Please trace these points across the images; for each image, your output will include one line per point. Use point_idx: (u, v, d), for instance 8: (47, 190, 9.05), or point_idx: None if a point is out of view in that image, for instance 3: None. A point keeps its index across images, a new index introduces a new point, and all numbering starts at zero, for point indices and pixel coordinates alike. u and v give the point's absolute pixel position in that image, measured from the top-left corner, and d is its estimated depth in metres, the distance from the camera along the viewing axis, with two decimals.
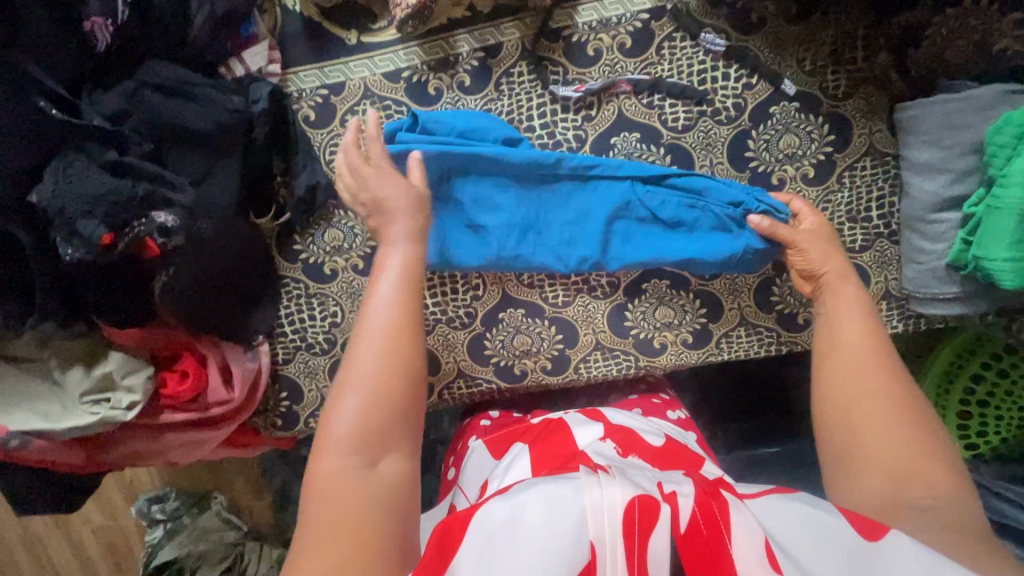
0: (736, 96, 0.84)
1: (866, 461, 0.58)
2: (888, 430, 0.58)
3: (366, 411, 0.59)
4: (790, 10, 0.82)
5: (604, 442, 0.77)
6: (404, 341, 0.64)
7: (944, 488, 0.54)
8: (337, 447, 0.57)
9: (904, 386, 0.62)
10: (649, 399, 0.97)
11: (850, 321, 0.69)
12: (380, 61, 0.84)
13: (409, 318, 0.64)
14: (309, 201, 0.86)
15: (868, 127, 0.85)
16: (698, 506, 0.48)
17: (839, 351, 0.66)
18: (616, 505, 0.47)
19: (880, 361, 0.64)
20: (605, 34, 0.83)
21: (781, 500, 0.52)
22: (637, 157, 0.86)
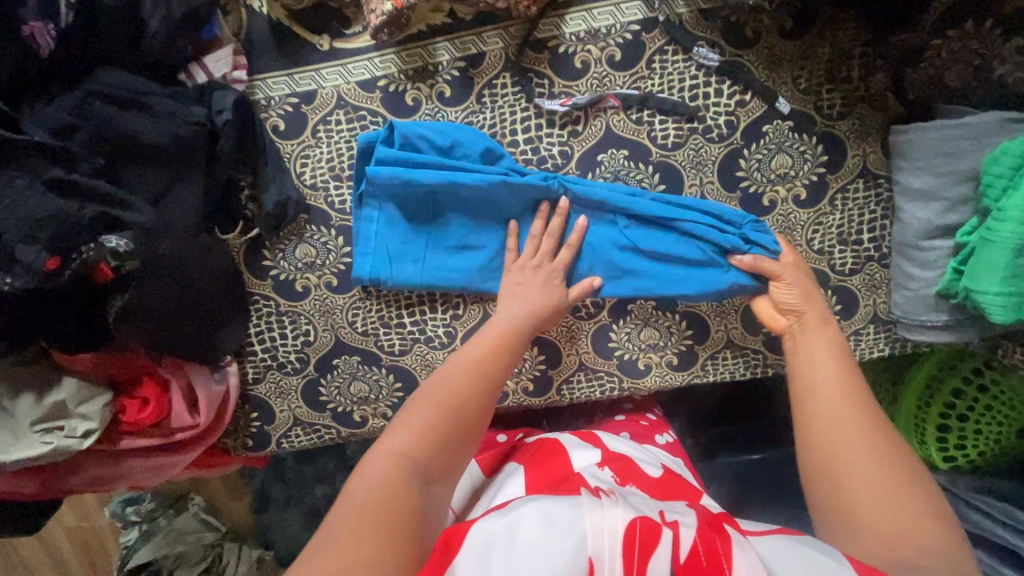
0: (729, 114, 0.81)
1: (856, 519, 0.54)
2: (873, 483, 0.55)
3: (441, 429, 0.60)
4: (785, 26, 0.78)
5: (602, 468, 0.74)
6: (474, 395, 0.64)
7: (936, 545, 0.51)
8: (396, 452, 0.57)
9: (887, 434, 0.59)
10: (636, 421, 0.95)
11: (829, 364, 0.67)
12: (354, 68, 0.79)
13: (490, 371, 0.66)
14: (279, 217, 0.81)
15: (862, 148, 0.82)
16: (700, 537, 0.46)
17: (817, 397, 0.64)
18: (617, 526, 0.45)
19: (860, 406, 0.62)
20: (593, 46, 0.79)
21: (790, 542, 0.48)
22: (625, 175, 0.82)
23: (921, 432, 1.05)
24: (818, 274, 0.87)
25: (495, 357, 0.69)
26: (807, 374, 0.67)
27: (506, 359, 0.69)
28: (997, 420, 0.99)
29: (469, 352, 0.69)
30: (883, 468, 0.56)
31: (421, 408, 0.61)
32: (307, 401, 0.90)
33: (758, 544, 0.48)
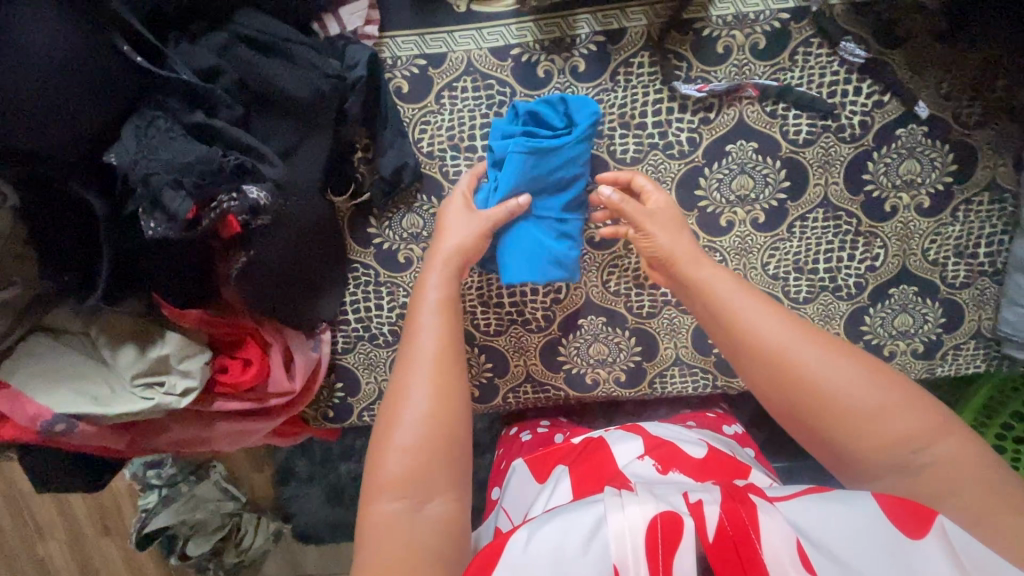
0: (865, 114, 0.79)
1: (860, 448, 0.51)
2: (856, 396, 0.51)
3: (422, 437, 0.52)
4: (937, 26, 0.76)
5: (643, 460, 0.73)
6: (451, 377, 0.57)
7: (942, 430, 0.50)
8: (390, 472, 0.51)
9: (822, 340, 0.55)
10: (703, 413, 0.92)
11: (750, 300, 0.59)
12: (489, 33, 0.75)
13: (455, 347, 0.60)
14: (392, 183, 0.78)
15: (993, 161, 0.81)
16: (725, 512, 0.44)
17: (746, 330, 0.57)
18: (638, 526, 0.44)
19: (800, 331, 0.56)
20: (739, 32, 0.76)
21: (819, 499, 0.46)
22: (750, 169, 0.80)
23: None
24: (928, 285, 0.86)
25: (449, 323, 0.61)
26: (727, 314, 0.59)
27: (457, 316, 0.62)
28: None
29: (420, 341, 0.59)
30: (858, 380, 0.52)
31: (402, 411, 0.54)
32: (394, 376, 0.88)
33: (785, 509, 0.45)
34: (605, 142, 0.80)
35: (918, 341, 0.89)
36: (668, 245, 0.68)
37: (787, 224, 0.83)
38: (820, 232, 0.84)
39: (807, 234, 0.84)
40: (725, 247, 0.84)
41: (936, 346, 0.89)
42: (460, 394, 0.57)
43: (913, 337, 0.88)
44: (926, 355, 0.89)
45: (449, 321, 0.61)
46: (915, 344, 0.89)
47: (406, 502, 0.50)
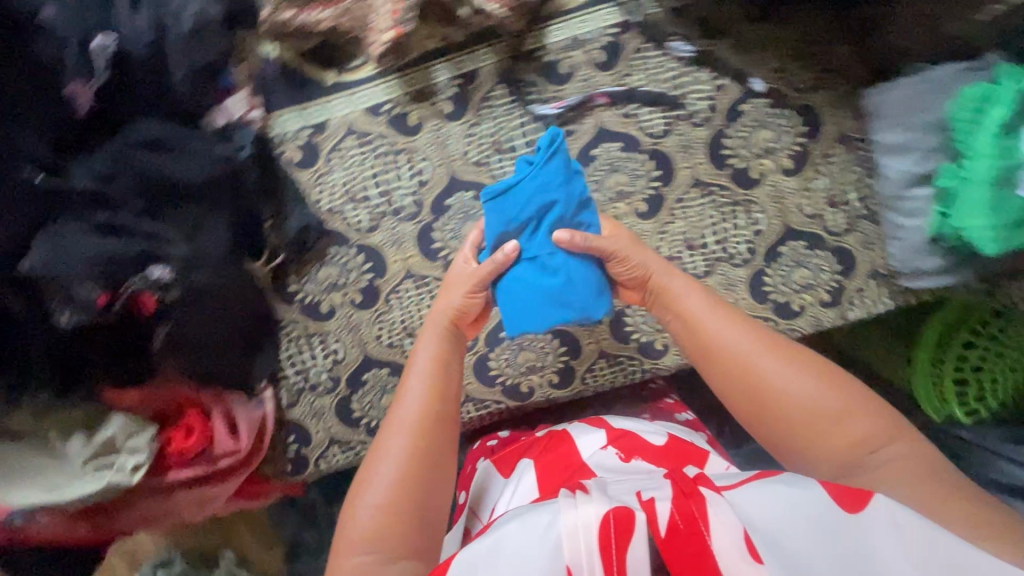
0: (709, 98, 0.87)
1: (819, 446, 0.61)
2: (816, 400, 0.63)
3: (391, 501, 0.61)
4: (751, 12, 0.85)
5: (606, 451, 0.77)
6: (429, 448, 0.66)
7: (888, 438, 0.60)
8: (364, 525, 0.60)
9: (798, 356, 0.66)
10: (658, 403, 0.97)
11: (723, 321, 0.70)
12: (361, 97, 0.85)
13: (438, 418, 0.68)
14: (301, 241, 0.88)
15: (837, 116, 0.88)
16: (676, 506, 0.46)
17: (723, 348, 0.68)
18: (591, 521, 0.46)
19: (767, 348, 0.67)
20: (577, 52, 0.85)
21: (766, 485, 0.49)
22: (620, 166, 0.88)
23: (938, 389, 0.99)
24: (815, 237, 0.92)
25: (433, 396, 0.69)
26: (704, 333, 0.70)
27: (447, 392, 0.71)
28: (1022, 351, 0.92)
29: (404, 415, 0.68)
30: (822, 391, 0.63)
31: (373, 482, 0.63)
32: (341, 419, 0.93)
33: (734, 499, 0.48)
34: (485, 168, 0.88)
35: (822, 291, 0.93)
36: (648, 262, 0.75)
37: (667, 208, 0.90)
38: (700, 210, 0.91)
39: (688, 214, 0.91)
40: None
41: (840, 292, 0.93)
42: (435, 464, 0.65)
43: (816, 288, 0.93)
44: (833, 303, 0.94)
45: (433, 395, 0.69)
46: (820, 294, 0.93)
47: (374, 554, 0.59)
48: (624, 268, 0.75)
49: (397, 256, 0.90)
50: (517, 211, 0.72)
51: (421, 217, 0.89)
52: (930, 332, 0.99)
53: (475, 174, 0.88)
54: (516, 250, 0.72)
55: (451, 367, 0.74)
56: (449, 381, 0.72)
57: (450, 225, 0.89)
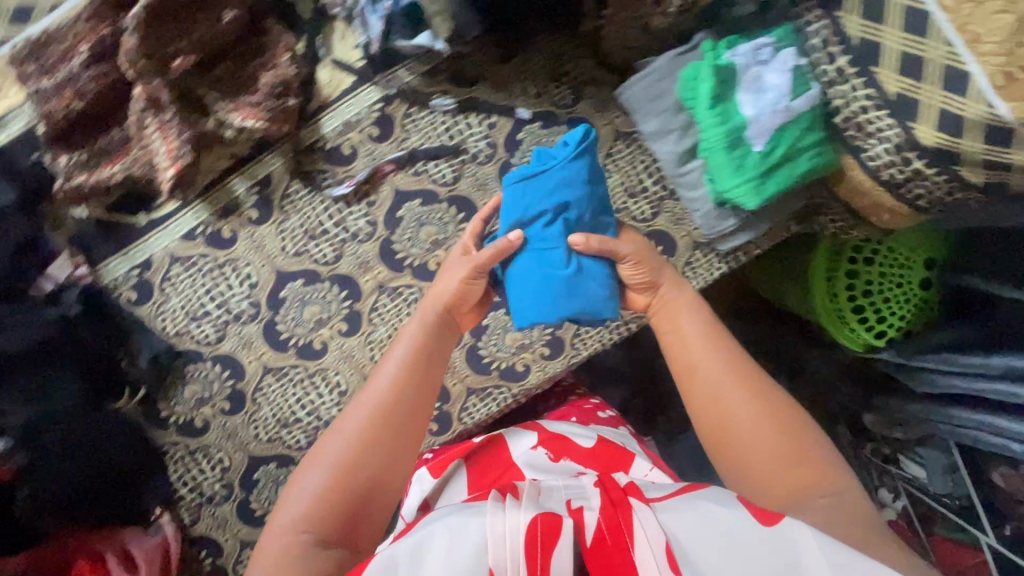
0: (485, 138, 0.94)
1: (760, 479, 0.63)
2: (763, 438, 0.65)
3: (331, 486, 0.62)
4: (497, 53, 0.93)
5: (536, 451, 0.83)
6: (381, 442, 0.65)
7: (841, 486, 0.61)
8: (306, 495, 0.61)
9: (763, 392, 0.69)
10: (581, 405, 1.00)
11: (706, 349, 0.73)
12: (175, 227, 0.92)
13: (396, 415, 0.67)
14: (158, 369, 0.94)
15: (608, 118, 0.95)
16: (603, 516, 0.51)
17: (698, 380, 0.72)
18: (520, 527, 0.49)
19: (734, 386, 0.69)
20: (353, 133, 0.92)
21: (691, 500, 0.53)
22: (427, 219, 0.95)
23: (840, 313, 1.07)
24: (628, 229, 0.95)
25: (399, 392, 0.69)
26: (686, 360, 0.74)
27: (409, 392, 0.70)
28: (898, 262, 1.05)
29: (365, 401, 0.68)
30: (775, 433, 0.65)
31: (318, 464, 0.64)
32: (245, 522, 0.97)
33: (661, 510, 0.52)
34: (305, 256, 0.95)
35: None
36: (620, 249, 0.75)
37: None
38: None
39: None
40: None
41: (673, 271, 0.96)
42: (383, 462, 0.65)
43: None
44: None
45: (399, 391, 0.69)
46: None
47: (310, 532, 0.59)
48: (636, 269, 0.77)
49: (251, 356, 0.96)
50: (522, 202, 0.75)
51: (262, 315, 0.95)
52: (824, 253, 1.08)
53: (299, 264, 0.95)
54: (520, 237, 0.75)
55: (426, 357, 0.73)
56: (421, 377, 0.72)
57: (291, 315, 0.96)
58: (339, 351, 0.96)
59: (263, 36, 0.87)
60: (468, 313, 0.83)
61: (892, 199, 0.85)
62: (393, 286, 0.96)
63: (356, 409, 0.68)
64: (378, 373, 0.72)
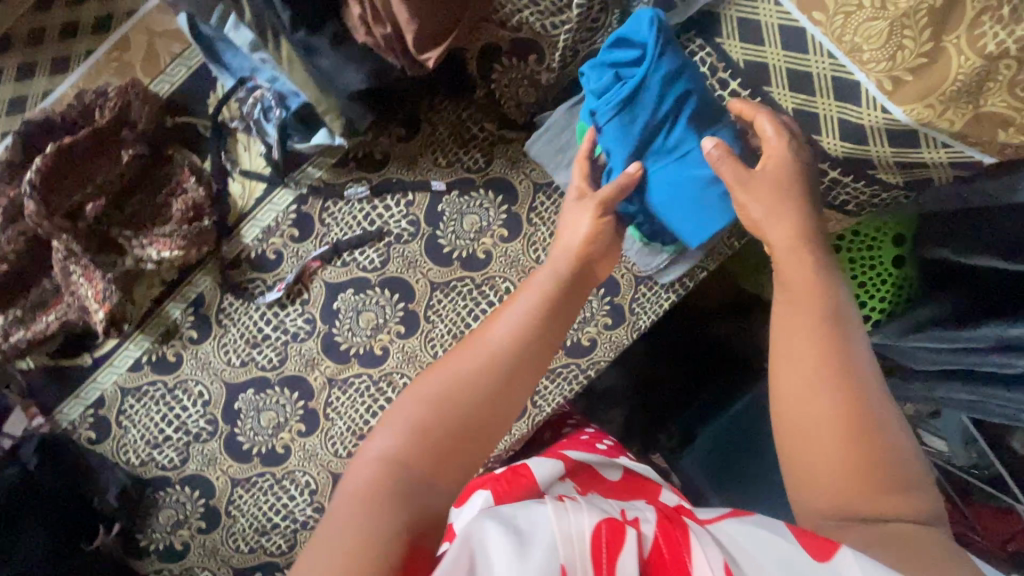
0: (406, 216, 0.94)
1: (821, 474, 0.54)
2: (883, 416, 0.54)
3: (426, 428, 0.55)
4: (400, 133, 0.94)
5: (565, 483, 0.75)
6: (495, 386, 0.58)
7: (924, 511, 0.51)
8: (397, 428, 0.55)
9: (837, 377, 0.55)
10: (577, 439, 0.94)
11: (811, 312, 0.59)
12: (121, 360, 0.94)
13: (528, 355, 0.61)
14: (129, 502, 0.93)
15: (523, 173, 0.93)
16: (660, 531, 0.49)
17: (789, 346, 0.59)
18: (585, 531, 0.46)
19: (846, 358, 0.56)
20: (274, 237, 0.93)
21: (740, 524, 0.50)
22: (363, 307, 0.94)
23: None
24: None
25: (524, 334, 0.62)
26: (786, 319, 0.61)
27: (528, 347, 0.61)
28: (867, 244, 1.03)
29: (488, 341, 0.62)
30: (849, 433, 0.53)
31: (430, 390, 0.57)
32: None
33: (716, 531, 0.50)
34: (251, 364, 0.94)
35: (601, 317, 0.98)
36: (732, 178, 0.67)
37: (423, 319, 0.94)
38: (452, 305, 0.93)
39: (444, 313, 0.93)
40: (397, 366, 0.94)
41: (619, 311, 0.98)
42: (487, 408, 0.57)
43: (594, 318, 0.98)
44: (617, 323, 0.98)
45: (531, 332, 0.62)
46: (602, 320, 0.98)
47: (405, 468, 0.53)
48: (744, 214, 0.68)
49: (217, 472, 0.95)
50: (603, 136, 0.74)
51: (220, 430, 0.95)
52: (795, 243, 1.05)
53: (246, 373, 0.94)
54: (640, 167, 0.73)
55: (563, 305, 0.67)
56: (552, 318, 0.65)
57: (248, 424, 0.95)
58: (300, 451, 0.94)
59: (167, 164, 0.93)
60: (604, 261, 0.75)
61: (819, 206, 0.82)
62: (342, 379, 0.94)
63: (503, 324, 0.63)
64: (519, 300, 0.66)
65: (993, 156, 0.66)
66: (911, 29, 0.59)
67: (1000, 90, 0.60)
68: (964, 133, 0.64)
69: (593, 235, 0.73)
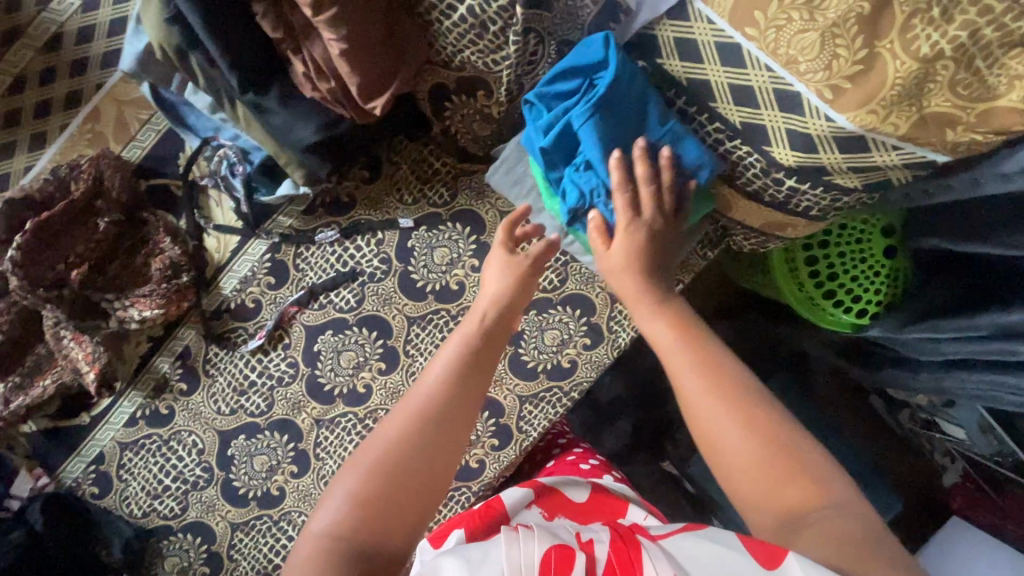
0: (378, 255, 0.95)
1: (742, 492, 0.56)
2: (773, 424, 0.56)
3: (353, 504, 0.59)
4: (365, 175, 0.97)
5: (532, 510, 0.76)
6: (419, 448, 0.63)
7: (844, 496, 0.51)
8: (335, 504, 0.60)
9: (744, 386, 0.60)
10: (563, 460, 0.94)
11: (681, 346, 0.66)
12: (117, 416, 0.98)
13: (447, 413, 0.65)
14: (134, 554, 0.95)
15: (488, 203, 0.94)
16: (613, 549, 0.50)
17: (679, 379, 0.63)
18: (534, 558, 0.48)
19: (720, 378, 0.61)
20: (252, 286, 0.96)
21: (691, 540, 0.50)
22: (342, 347, 0.95)
23: (806, 293, 1.01)
24: (538, 301, 0.97)
25: (445, 391, 0.66)
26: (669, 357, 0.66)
27: (447, 405, 0.66)
28: (856, 238, 0.96)
29: (409, 405, 0.66)
30: (754, 438, 0.56)
31: (353, 472, 0.62)
32: None
33: (668, 545, 0.51)
34: (240, 411, 0.97)
35: (580, 338, 0.96)
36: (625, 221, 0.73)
37: (402, 354, 0.94)
38: (430, 338, 0.94)
39: (422, 347, 0.94)
40: (381, 402, 0.94)
41: (597, 329, 0.96)
42: (415, 471, 0.62)
43: (573, 339, 0.97)
44: (597, 342, 0.96)
45: (451, 390, 0.67)
46: (580, 341, 0.96)
47: (336, 546, 0.57)
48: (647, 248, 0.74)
49: (216, 518, 0.97)
50: (558, 162, 0.74)
51: (216, 477, 0.97)
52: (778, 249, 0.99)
53: (236, 421, 0.97)
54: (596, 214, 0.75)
55: (483, 355, 0.71)
56: (472, 369, 0.69)
57: (243, 469, 0.96)
58: (295, 492, 0.95)
59: (142, 227, 0.98)
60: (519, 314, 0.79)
61: (782, 214, 0.81)
62: (329, 419, 0.95)
63: (422, 390, 0.67)
64: (436, 361, 0.70)
65: (948, 155, 0.63)
66: (843, 38, 0.58)
67: (941, 90, 0.58)
68: (912, 135, 0.62)
69: (515, 282, 0.78)
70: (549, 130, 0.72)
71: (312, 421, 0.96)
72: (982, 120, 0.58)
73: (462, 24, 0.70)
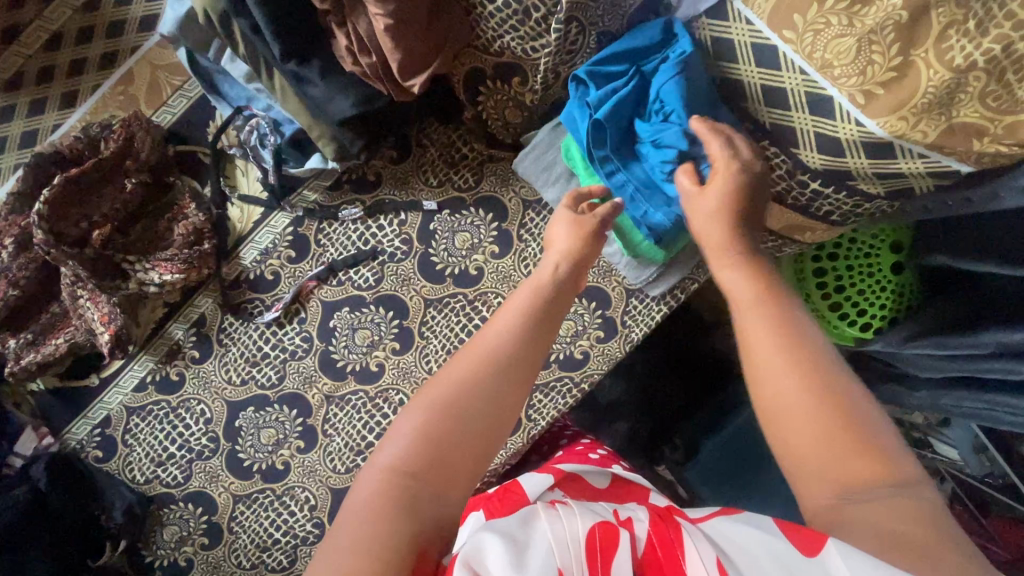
0: (399, 235, 0.96)
1: (792, 458, 0.54)
2: (847, 395, 0.54)
3: (424, 431, 0.58)
4: (393, 156, 0.98)
5: (554, 491, 0.75)
6: (491, 382, 0.61)
7: (907, 477, 0.50)
8: (403, 438, 0.58)
9: (820, 354, 0.57)
10: (572, 450, 0.93)
11: (756, 307, 0.63)
12: (127, 380, 0.98)
13: (519, 353, 0.64)
14: (133, 519, 0.94)
15: (512, 191, 0.95)
16: (653, 529, 0.50)
17: (748, 341, 0.61)
18: (580, 535, 0.47)
19: (793, 343, 0.58)
20: (272, 259, 0.97)
21: (728, 522, 0.49)
22: (358, 324, 0.95)
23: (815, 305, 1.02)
24: None
25: (519, 331, 0.65)
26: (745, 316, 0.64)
27: (518, 348, 0.64)
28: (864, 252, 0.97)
29: (479, 347, 0.64)
30: (819, 400, 0.54)
31: (424, 403, 0.60)
32: None
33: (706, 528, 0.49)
34: (251, 383, 0.96)
35: (594, 331, 0.97)
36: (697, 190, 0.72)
37: (417, 334, 0.94)
38: (446, 320, 0.94)
39: (437, 329, 0.94)
40: (392, 382, 0.94)
41: (612, 323, 0.97)
42: (486, 406, 0.60)
43: (586, 331, 0.97)
44: (610, 335, 0.97)
45: (524, 333, 0.65)
46: (594, 334, 0.97)
47: (407, 475, 0.56)
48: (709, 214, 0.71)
49: (219, 489, 0.96)
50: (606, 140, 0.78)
51: (221, 448, 0.96)
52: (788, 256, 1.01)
53: (246, 392, 0.96)
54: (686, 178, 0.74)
55: (551, 307, 0.70)
56: (542, 317, 0.68)
57: (248, 441, 0.96)
58: (299, 468, 0.95)
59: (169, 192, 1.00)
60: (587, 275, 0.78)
61: (804, 218, 0.82)
62: (340, 396, 0.95)
63: (495, 331, 0.65)
64: (500, 314, 0.68)
65: (972, 166, 0.64)
66: (880, 45, 0.59)
67: (970, 100, 0.58)
68: (940, 143, 0.62)
69: (581, 239, 0.75)
70: (598, 103, 0.75)
71: (321, 398, 0.95)
72: (1008, 132, 0.58)
73: (505, 10, 0.71)
